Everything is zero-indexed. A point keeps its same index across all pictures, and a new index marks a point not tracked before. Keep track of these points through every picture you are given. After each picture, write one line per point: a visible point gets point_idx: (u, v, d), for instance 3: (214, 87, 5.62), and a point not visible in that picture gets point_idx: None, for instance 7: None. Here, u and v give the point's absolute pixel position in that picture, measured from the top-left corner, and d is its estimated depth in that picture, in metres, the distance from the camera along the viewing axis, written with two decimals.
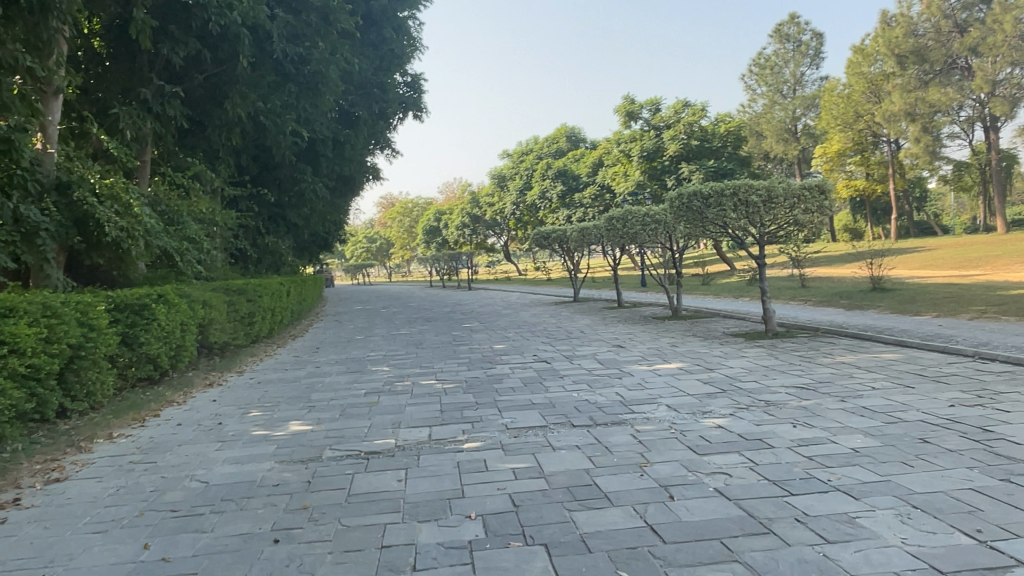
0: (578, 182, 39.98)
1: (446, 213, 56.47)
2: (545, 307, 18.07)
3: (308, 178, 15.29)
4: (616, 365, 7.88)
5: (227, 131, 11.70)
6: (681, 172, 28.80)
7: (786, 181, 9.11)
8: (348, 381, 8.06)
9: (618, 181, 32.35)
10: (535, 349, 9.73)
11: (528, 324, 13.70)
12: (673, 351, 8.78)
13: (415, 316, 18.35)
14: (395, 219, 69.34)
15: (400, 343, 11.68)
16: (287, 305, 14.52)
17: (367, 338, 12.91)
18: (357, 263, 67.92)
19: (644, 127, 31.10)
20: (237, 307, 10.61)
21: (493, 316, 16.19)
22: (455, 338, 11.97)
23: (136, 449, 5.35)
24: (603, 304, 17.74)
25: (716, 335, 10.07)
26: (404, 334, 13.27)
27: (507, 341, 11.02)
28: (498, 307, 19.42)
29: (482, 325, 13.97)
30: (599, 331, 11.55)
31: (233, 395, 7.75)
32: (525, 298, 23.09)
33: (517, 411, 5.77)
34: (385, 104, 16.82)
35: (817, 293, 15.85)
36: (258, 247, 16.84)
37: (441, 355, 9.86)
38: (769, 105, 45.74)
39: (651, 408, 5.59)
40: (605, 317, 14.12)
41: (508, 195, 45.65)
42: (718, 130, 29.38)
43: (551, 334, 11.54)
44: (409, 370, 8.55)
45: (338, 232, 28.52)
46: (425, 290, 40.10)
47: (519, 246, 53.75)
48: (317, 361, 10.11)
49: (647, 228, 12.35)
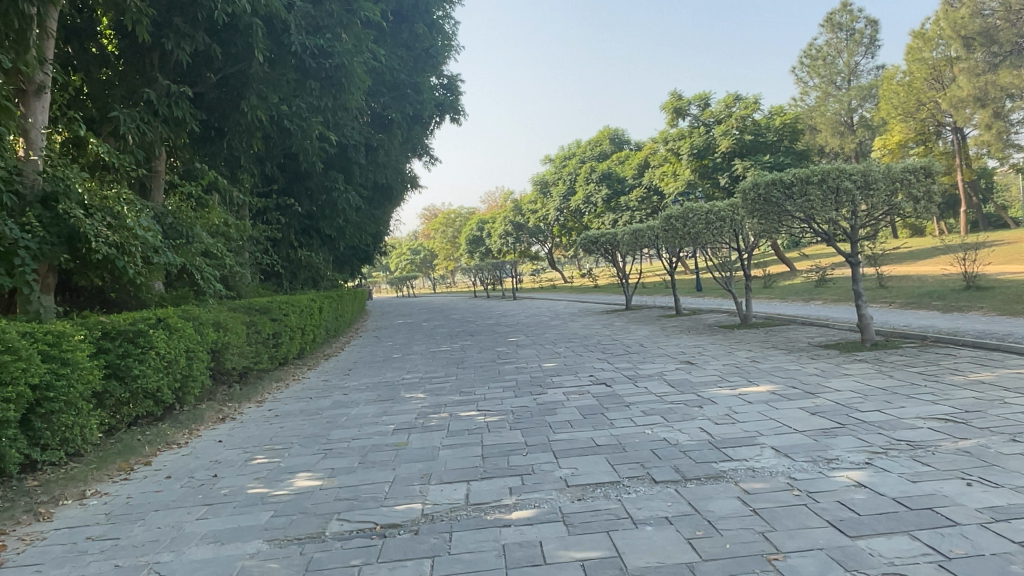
0: (623, 185, 38.54)
1: (489, 222, 55.51)
2: (596, 317, 16.78)
3: (340, 187, 14.34)
4: (692, 389, 6.59)
5: (247, 137, 10.79)
6: (735, 169, 27.23)
7: (884, 163, 7.70)
8: (375, 413, 6.93)
9: (667, 182, 30.84)
10: (592, 367, 8.49)
11: (580, 337, 12.45)
12: (756, 368, 7.44)
13: (458, 329, 17.26)
14: (438, 230, 68.76)
15: (440, 362, 10.57)
16: (320, 322, 13.54)
17: (404, 357, 11.85)
18: (402, 275, 67.43)
19: (693, 124, 29.60)
20: (260, 328, 9.62)
21: (540, 329, 14.99)
22: (500, 355, 10.80)
23: (104, 517, 4.30)
24: (659, 312, 16.36)
25: (801, 346, 8.68)
26: (445, 351, 12.16)
27: (558, 358, 9.80)
28: (546, 318, 18.20)
29: (529, 340, 12.78)
30: (662, 344, 10.23)
31: (245, 433, 6.70)
32: (573, 307, 21.81)
33: (577, 457, 4.54)
34: (419, 105, 15.81)
35: (900, 294, 14.22)
36: (292, 262, 15.98)
37: (484, 377, 8.69)
38: (823, 97, 43.63)
39: (753, 452, 4.31)
40: (664, 328, 12.77)
41: (551, 201, 44.45)
42: (774, 123, 27.76)
43: (608, 348, 10.28)
44: (447, 398, 7.39)
45: (377, 243, 27.66)
46: (470, 300, 39.12)
47: (564, 253, 52.49)
48: (347, 386, 9.04)
49: (711, 226, 10.98)
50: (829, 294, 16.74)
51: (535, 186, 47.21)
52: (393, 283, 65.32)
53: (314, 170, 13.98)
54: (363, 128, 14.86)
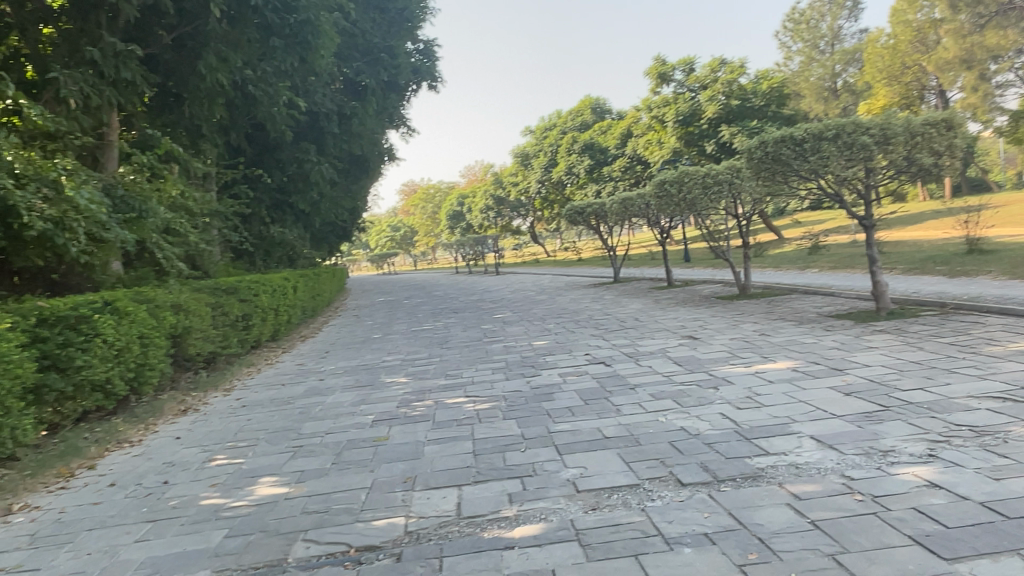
0: (607, 155, 37.77)
1: (470, 196, 54.64)
2: (584, 290, 16.17)
3: (313, 158, 13.50)
4: (702, 367, 5.99)
5: (208, 103, 9.94)
6: (721, 136, 26.61)
7: (903, 116, 7.10)
8: (354, 401, 6.25)
9: (652, 150, 30.15)
10: (588, 345, 7.87)
11: (570, 312, 11.82)
12: (767, 341, 6.85)
13: (441, 306, 16.58)
14: (419, 205, 67.82)
15: (423, 342, 9.90)
16: (296, 302, 12.81)
17: (385, 337, 11.18)
18: (382, 252, 66.43)
19: (677, 90, 28.87)
20: (228, 310, 8.87)
21: (527, 303, 14.34)
22: (488, 333, 10.15)
23: (27, 540, 3.61)
24: (650, 283, 15.78)
25: (810, 317, 8.11)
26: (428, 330, 11.49)
27: (551, 335, 9.17)
28: (532, 293, 17.55)
29: (517, 316, 12.14)
30: (659, 318, 9.63)
31: (207, 427, 6.00)
32: (559, 281, 21.16)
33: (585, 452, 3.91)
34: (395, 70, 14.98)
35: (899, 259, 13.72)
36: (263, 238, 15.18)
37: (471, 357, 8.03)
38: (806, 62, 42.97)
39: (792, 443, 3.70)
40: (658, 300, 12.18)
41: (532, 173, 43.63)
42: (760, 87, 27.10)
43: (603, 324, 9.65)
44: (432, 383, 6.73)
45: (356, 219, 26.79)
46: (453, 276, 38.34)
47: (546, 226, 51.82)
48: (322, 370, 8.34)
49: (709, 191, 10.35)
50: (824, 261, 16.22)
51: (516, 158, 46.31)
52: (374, 260, 64.30)
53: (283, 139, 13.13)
54: (334, 95, 13.97)
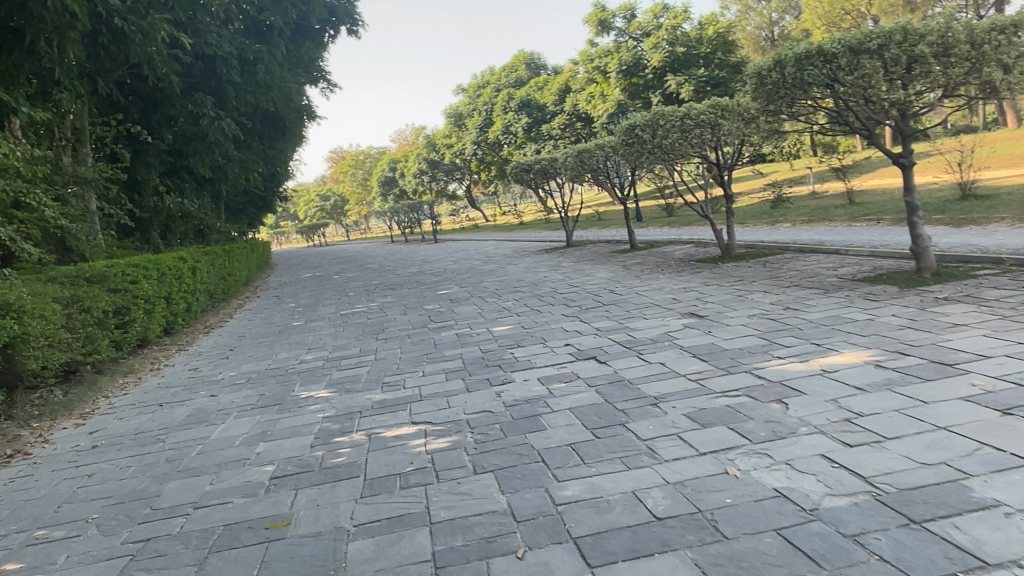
0: (545, 112, 35.87)
1: (402, 161, 51.94)
2: (537, 257, 14.45)
3: (210, 112, 11.24)
4: (739, 362, 4.32)
5: (59, 38, 7.62)
6: (668, 86, 25.09)
7: (959, 19, 5.53)
8: (252, 436, 4.35)
9: (595, 104, 28.43)
10: (564, 332, 6.14)
11: (527, 285, 10.07)
12: (803, 318, 5.26)
13: (374, 282, 14.61)
14: (349, 172, 64.68)
15: (352, 332, 8.00)
16: (198, 284, 10.70)
17: (308, 325, 9.22)
18: (311, 223, 62.96)
19: (619, 38, 27.15)
20: (90, 307, 6.74)
21: (475, 276, 12.55)
22: (433, 317, 8.33)
23: None
24: (608, 247, 14.17)
25: (833, 282, 6.58)
26: (360, 314, 9.57)
27: (512, 317, 7.41)
28: (476, 262, 15.74)
29: (464, 292, 10.32)
30: (640, 289, 7.98)
31: (22, 491, 4.00)
32: (504, 247, 19.38)
33: (639, 566, 2.17)
34: (304, 6, 13.03)
35: (883, 210, 12.48)
36: (156, 211, 12.83)
37: (414, 354, 6.20)
38: (742, 11, 41.76)
39: (1013, 537, 2.06)
40: (627, 266, 10.54)
41: (466, 134, 41.40)
42: (706, 33, 25.59)
43: (572, 299, 7.94)
44: (362, 399, 4.88)
45: (274, 187, 24.24)
46: (386, 246, 35.94)
47: (483, 189, 49.80)
48: (218, 379, 6.38)
49: (691, 136, 8.71)
50: (793, 214, 14.90)
51: (449, 119, 43.84)
52: (304, 232, 60.98)
53: (169, 87, 10.82)
54: (232, 35, 11.70)
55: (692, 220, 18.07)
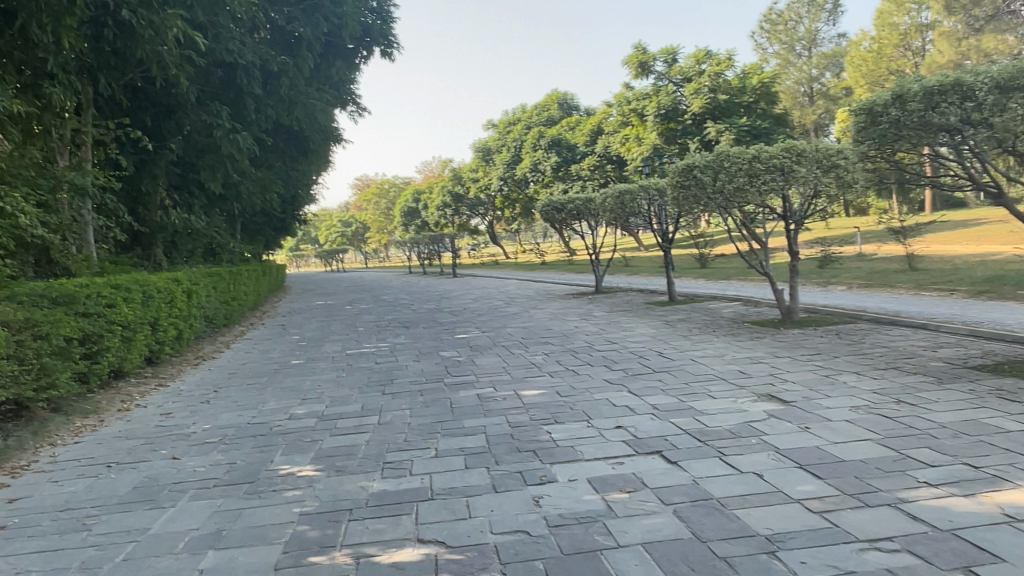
0: (575, 152, 35.08)
1: (426, 193, 51.31)
2: (565, 304, 13.35)
3: (224, 123, 10.39)
4: (871, 487, 3.16)
5: (51, 24, 6.70)
6: (706, 133, 24.15)
7: None
8: (203, 539, 3.22)
9: (629, 146, 27.54)
10: (612, 407, 4.99)
11: (559, 336, 8.94)
12: (929, 421, 4.09)
13: (387, 317, 13.54)
14: (372, 200, 64.23)
15: (357, 381, 6.88)
16: (194, 308, 9.71)
17: (309, 366, 8.13)
18: (331, 249, 62.30)
19: (658, 82, 26.36)
20: (48, 334, 5.68)
21: (497, 320, 11.44)
22: (451, 368, 7.21)
23: None
24: (643, 297, 13.02)
25: (942, 368, 5.41)
26: (368, 357, 8.46)
27: (545, 378, 6.28)
28: (497, 303, 14.65)
29: (487, 339, 9.20)
30: (694, 354, 6.81)
31: None
32: (528, 288, 18.28)
33: None
34: (336, 20, 12.02)
35: (955, 280, 11.27)
36: (159, 226, 11.93)
37: (426, 421, 5.06)
38: (782, 65, 40.99)
39: None
40: (670, 322, 9.38)
41: (493, 169, 40.72)
42: (749, 82, 24.74)
43: (615, 360, 6.79)
44: (355, 487, 3.74)
45: (292, 209, 23.40)
46: (403, 277, 34.93)
47: (506, 226, 48.99)
48: (188, 435, 5.26)
49: (760, 181, 7.65)
50: (845, 276, 13.74)
51: (477, 153, 43.19)
52: (321, 256, 60.27)
53: (181, 92, 10.01)
54: (257, 45, 10.89)
55: (730, 275, 16.89)
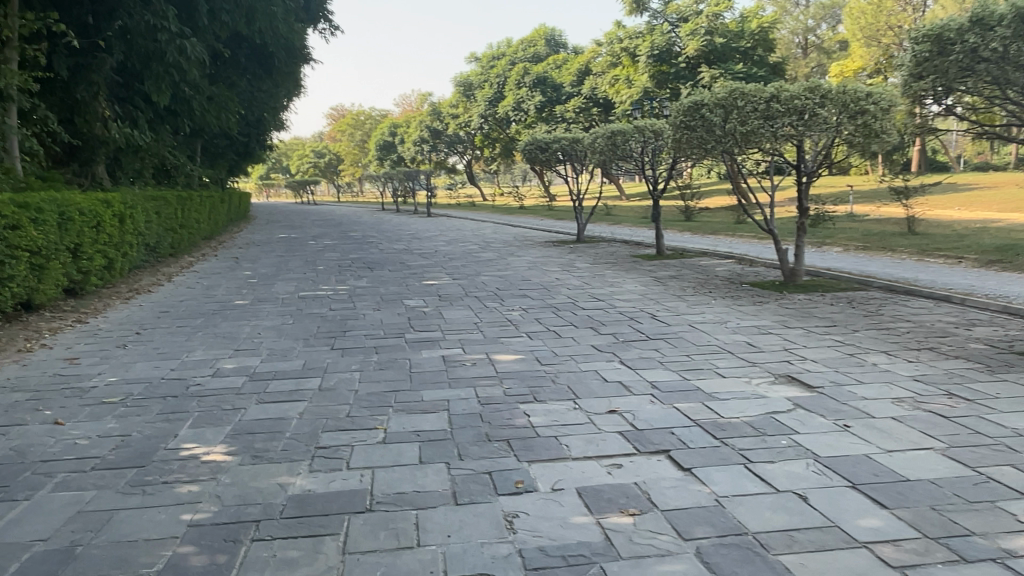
0: (560, 92, 33.68)
1: (403, 126, 49.43)
2: (543, 251, 12.46)
3: (171, 26, 9.17)
4: (960, 528, 2.35)
5: None
6: (700, 78, 22.98)
7: None
8: (45, 560, 2.30)
9: (618, 88, 26.30)
10: (603, 384, 4.13)
11: (538, 289, 8.03)
12: (999, 426, 3.30)
13: (352, 256, 12.53)
14: (347, 131, 61.98)
15: (304, 331, 5.93)
16: (130, 235, 8.63)
17: (254, 309, 7.13)
18: (303, 180, 60.28)
19: (653, 20, 25.00)
20: None
21: (470, 265, 10.51)
22: (414, 321, 6.28)
23: None
24: (627, 249, 12.16)
25: (985, 352, 4.65)
26: (322, 301, 7.51)
27: (522, 340, 5.39)
28: (471, 247, 13.69)
29: (458, 288, 8.27)
30: (692, 319, 5.97)
31: None
32: (505, 233, 17.33)
33: None
34: None
35: (962, 247, 10.56)
36: (99, 141, 10.67)
37: (377, 389, 4.16)
38: (778, 14, 39.56)
39: None
40: (661, 279, 8.53)
41: (474, 106, 39.12)
42: (748, 26, 23.54)
43: (603, 322, 5.92)
44: (272, 484, 2.85)
45: (258, 135, 21.94)
46: (375, 214, 33.67)
47: (484, 167, 47.57)
48: (84, 391, 4.27)
49: (777, 125, 6.76)
50: (840, 237, 13.02)
51: (458, 87, 41.45)
52: (292, 187, 58.30)
53: None
54: None
55: (717, 229, 16.06)
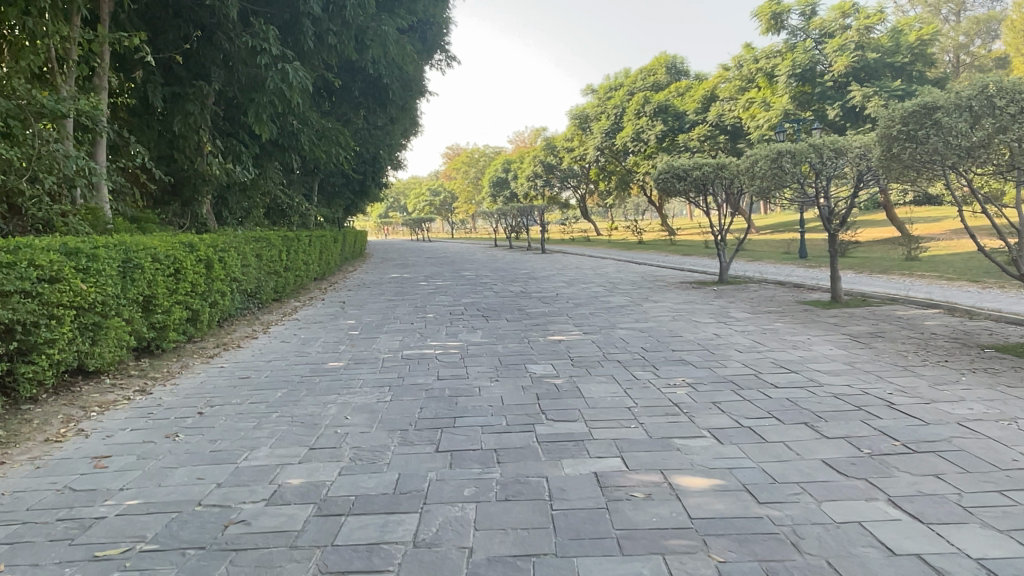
0: (683, 120, 31.72)
1: (518, 162, 48.76)
2: (685, 295, 10.65)
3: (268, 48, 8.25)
4: None
5: None
6: (850, 98, 20.51)
7: None
8: None
9: (751, 112, 24.12)
10: (897, 566, 2.35)
11: (698, 351, 6.26)
12: None
13: (465, 300, 11.19)
14: (462, 169, 62.17)
15: (403, 415, 4.46)
16: (219, 281, 7.62)
17: (347, 375, 5.78)
18: (417, 217, 60.82)
19: (792, 38, 22.80)
20: None
21: (603, 314, 8.87)
22: (546, 401, 4.68)
23: None
24: (789, 294, 10.12)
25: None
26: (428, 365, 6.05)
27: (709, 444, 3.67)
28: (597, 289, 12.07)
29: (594, 347, 6.62)
30: (959, 413, 4.02)
31: None
32: (631, 272, 15.58)
33: None
34: None
35: None
36: (199, 177, 9.98)
37: (503, 550, 2.56)
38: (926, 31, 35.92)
39: None
40: (860, 338, 6.54)
41: (591, 138, 37.74)
42: (905, 38, 20.83)
43: (819, 414, 4.10)
44: None
45: (373, 172, 21.39)
46: (488, 250, 32.67)
47: (600, 201, 46.03)
48: (82, 526, 2.93)
49: None
50: None
51: (573, 121, 40.24)
52: (409, 225, 58.83)
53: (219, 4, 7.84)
54: None
55: (886, 267, 13.65)
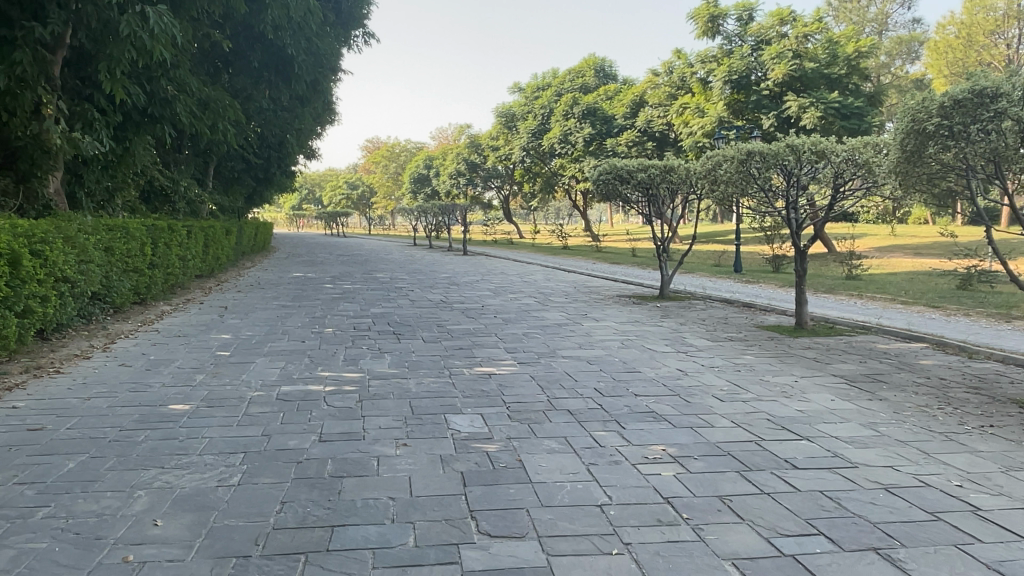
0: (612, 123, 30.81)
1: (439, 158, 46.94)
2: (628, 312, 9.32)
3: None
4: None
5: None
6: (785, 108, 19.89)
7: None
8: None
9: (683, 118, 23.27)
10: None
11: (668, 397, 4.84)
12: None
13: (373, 310, 9.49)
14: (380, 163, 59.74)
15: (250, 521, 2.81)
16: (35, 283, 5.71)
17: (188, 430, 4.04)
18: (333, 211, 57.90)
19: (729, 43, 22.08)
20: None
21: (539, 335, 7.39)
22: (476, 492, 3.11)
23: None
24: (746, 316, 8.92)
25: None
26: (307, 414, 4.39)
27: None
28: (527, 301, 10.59)
29: (534, 387, 5.11)
30: None
31: None
32: (562, 281, 14.22)
33: None
34: None
35: None
36: (40, 149, 7.99)
37: None
38: None
39: None
40: (860, 384, 5.29)
41: (517, 137, 36.38)
42: (841, 50, 20.36)
43: (891, 533, 2.70)
44: None
45: (277, 160, 19.27)
46: (406, 249, 30.79)
47: (523, 203, 44.77)
48: None
49: None
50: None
51: (499, 118, 38.81)
52: (322, 220, 55.96)
53: None
54: None
55: (833, 286, 12.75)
